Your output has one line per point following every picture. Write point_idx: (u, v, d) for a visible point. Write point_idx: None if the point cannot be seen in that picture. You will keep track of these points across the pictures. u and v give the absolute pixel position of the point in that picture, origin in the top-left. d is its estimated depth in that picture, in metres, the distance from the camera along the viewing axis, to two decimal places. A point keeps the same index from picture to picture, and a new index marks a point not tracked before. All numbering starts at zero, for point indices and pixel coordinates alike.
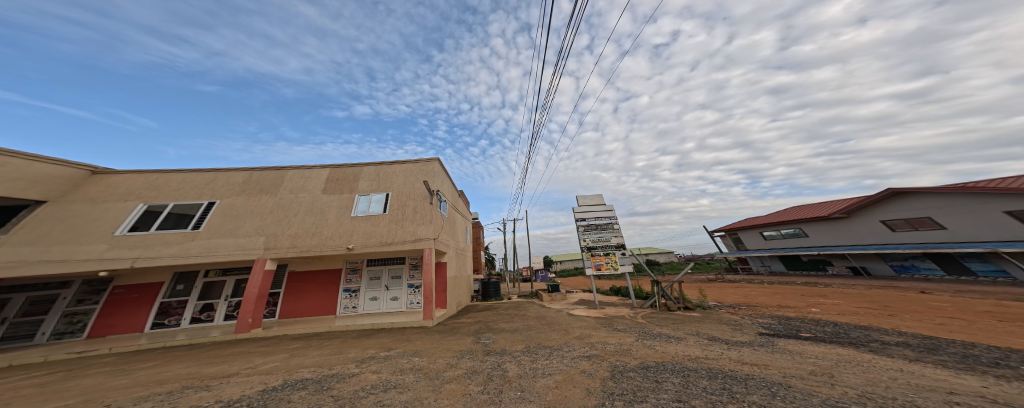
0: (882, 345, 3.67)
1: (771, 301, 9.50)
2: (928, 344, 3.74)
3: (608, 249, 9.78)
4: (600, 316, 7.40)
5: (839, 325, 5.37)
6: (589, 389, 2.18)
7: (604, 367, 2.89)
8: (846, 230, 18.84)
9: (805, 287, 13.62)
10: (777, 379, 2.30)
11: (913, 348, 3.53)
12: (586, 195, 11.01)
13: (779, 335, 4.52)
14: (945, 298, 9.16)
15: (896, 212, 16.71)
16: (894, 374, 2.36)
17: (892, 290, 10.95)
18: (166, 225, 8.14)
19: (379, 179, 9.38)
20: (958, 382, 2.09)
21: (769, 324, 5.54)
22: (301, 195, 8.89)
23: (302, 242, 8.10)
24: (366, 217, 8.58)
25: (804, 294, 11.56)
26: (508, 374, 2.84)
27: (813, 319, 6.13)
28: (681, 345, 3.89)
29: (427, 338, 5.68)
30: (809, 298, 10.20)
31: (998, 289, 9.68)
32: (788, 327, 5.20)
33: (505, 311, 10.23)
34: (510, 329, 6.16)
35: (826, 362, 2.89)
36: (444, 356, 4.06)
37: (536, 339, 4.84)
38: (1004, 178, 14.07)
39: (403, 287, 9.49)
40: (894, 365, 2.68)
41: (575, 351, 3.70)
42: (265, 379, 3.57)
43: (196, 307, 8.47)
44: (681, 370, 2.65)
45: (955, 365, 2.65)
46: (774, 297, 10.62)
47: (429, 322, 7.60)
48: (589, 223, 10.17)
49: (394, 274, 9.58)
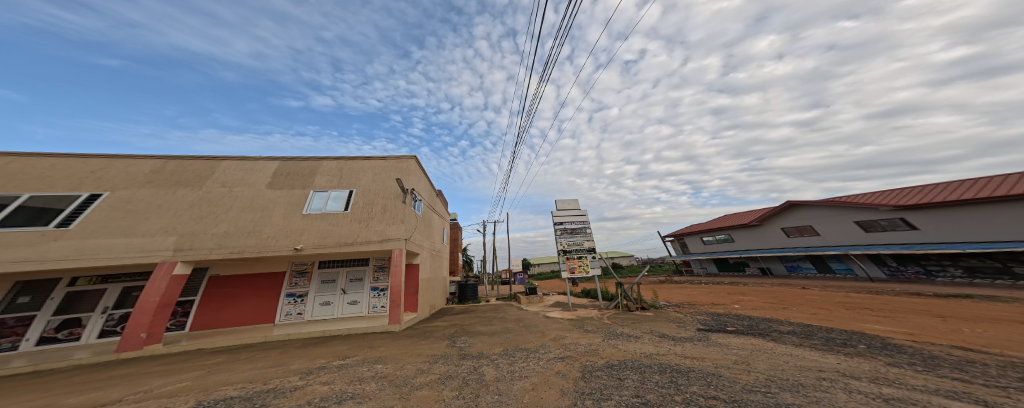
0: (779, 334, 4.72)
1: (706, 299, 11.38)
2: (806, 330, 4.95)
3: (576, 253, 10.39)
4: (573, 318, 7.90)
5: (753, 318, 6.72)
6: (562, 389, 2.36)
7: (577, 367, 3.14)
8: (759, 235, 23.23)
9: (730, 286, 16.56)
10: (711, 369, 2.79)
11: (798, 334, 4.61)
12: (564, 200, 11.41)
13: (713, 330, 5.45)
14: (819, 292, 12.08)
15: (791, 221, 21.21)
16: (787, 358, 3.07)
17: (785, 286, 14.06)
18: (10, 222, 6.01)
19: (342, 174, 8.39)
20: (825, 360, 2.83)
21: (704, 320, 6.61)
22: (235, 188, 7.50)
23: (233, 242, 6.83)
24: (323, 215, 7.61)
25: (730, 292, 14.04)
26: (485, 377, 2.89)
27: (736, 314, 7.53)
28: (639, 343, 4.43)
29: (395, 343, 5.41)
30: (732, 295, 12.46)
31: (849, 285, 13.15)
32: (717, 322, 6.31)
33: (480, 314, 10.23)
34: (485, 332, 6.22)
35: (747, 352, 3.55)
36: (414, 362, 3.92)
37: (513, 342, 4.96)
38: (857, 196, 18.90)
39: (364, 290, 8.68)
40: (788, 350, 3.47)
41: (549, 353, 3.91)
42: (170, 402, 3.02)
43: (49, 324, 6.51)
44: (638, 367, 3.02)
45: (823, 346, 3.56)
46: (708, 296, 12.73)
47: (395, 327, 7.11)
48: (565, 227, 10.64)
49: (355, 277, 8.74)
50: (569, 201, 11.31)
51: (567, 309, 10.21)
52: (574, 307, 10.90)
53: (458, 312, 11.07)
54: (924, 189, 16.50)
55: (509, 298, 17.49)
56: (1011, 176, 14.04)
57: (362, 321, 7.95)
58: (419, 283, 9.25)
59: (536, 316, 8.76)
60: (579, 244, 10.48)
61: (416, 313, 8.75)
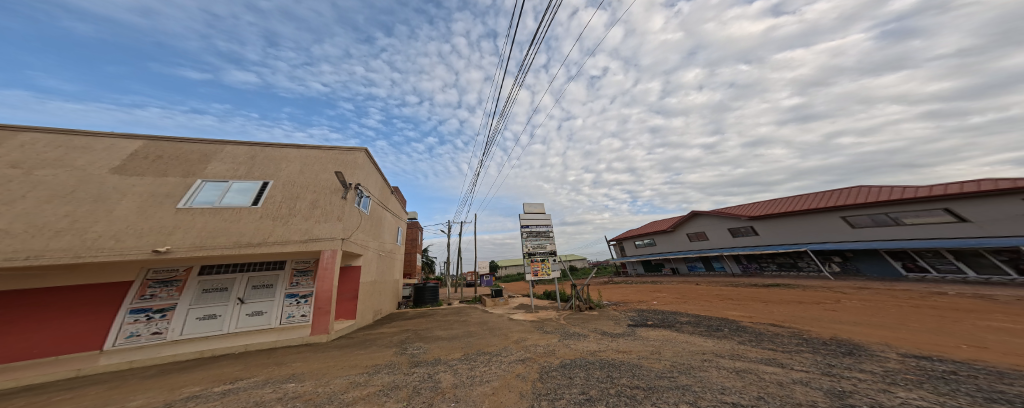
0: (681, 325, 6.06)
1: (635, 297, 13.74)
2: (698, 320, 6.49)
3: (540, 256, 10.71)
4: (535, 320, 8.36)
5: (666, 312, 8.42)
6: (521, 392, 2.48)
7: (535, 368, 3.29)
8: (672, 239, 28.99)
9: (652, 284, 20.35)
10: (638, 360, 3.31)
11: (693, 324, 5.99)
12: (532, 203, 11.71)
13: (639, 325, 6.60)
14: (709, 286, 15.94)
15: (692, 227, 27.20)
16: (684, 345, 3.97)
17: (687, 284, 18.08)
18: None
19: (258, 163, 7.54)
20: (709, 344, 3.78)
21: (633, 317, 7.93)
22: (52, 173, 5.99)
23: (37, 243, 5.24)
24: (213, 208, 6.47)
25: (653, 290, 17.19)
26: (441, 385, 2.86)
27: (656, 309, 9.26)
28: (586, 341, 4.94)
29: (319, 356, 4.80)
30: (654, 292, 15.24)
31: (726, 280, 17.73)
32: (642, 318, 7.69)
33: (435, 318, 9.79)
34: (438, 337, 6.07)
35: (658, 342, 4.38)
36: (346, 375, 3.57)
37: (476, 345, 4.99)
38: (734, 208, 25.41)
39: (276, 297, 7.17)
40: (687, 338, 4.45)
41: (510, 356, 4.04)
42: None
43: None
44: (584, 364, 3.39)
45: (707, 333, 4.72)
46: (637, 294, 15.26)
47: (323, 336, 6.49)
48: (531, 230, 10.95)
49: (261, 283, 7.24)
50: (535, 204, 11.59)
51: (530, 311, 10.62)
52: (536, 308, 11.40)
53: (418, 316, 10.48)
54: (765, 204, 23.46)
55: (472, 301, 17.16)
56: (806, 196, 21.26)
57: (270, 336, 6.65)
58: (359, 286, 8.54)
59: (500, 318, 8.88)
60: (543, 247, 10.82)
61: (355, 320, 8.02)
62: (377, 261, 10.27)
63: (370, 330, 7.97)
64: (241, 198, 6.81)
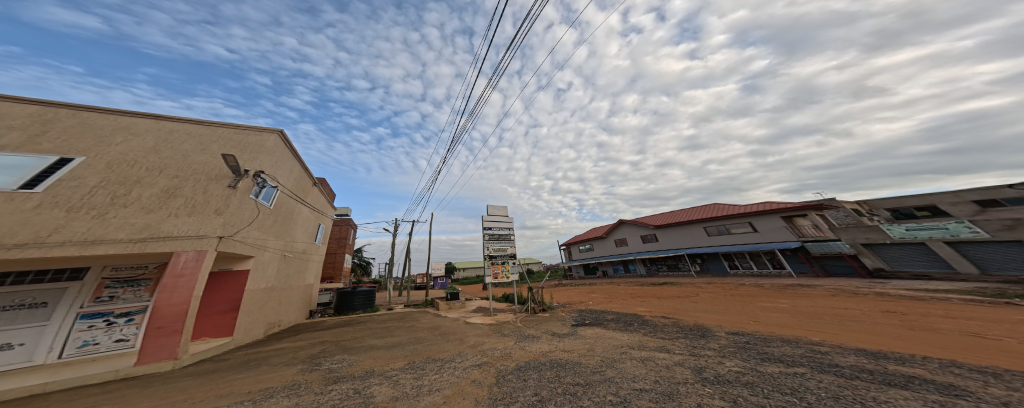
0: (607, 322, 7.08)
1: (578, 298, 15.36)
2: (618, 317, 7.77)
3: (500, 259, 10.59)
4: (495, 321, 8.40)
5: (598, 311, 9.69)
6: (477, 398, 2.44)
7: (492, 372, 3.25)
8: (604, 243, 33.82)
9: (590, 286, 23.25)
10: (576, 357, 3.47)
11: (614, 321, 7.06)
12: (495, 206, 11.55)
13: (581, 324, 7.39)
14: (631, 286, 19.26)
15: (617, 234, 32.48)
16: (608, 340, 4.52)
17: (615, 285, 21.44)
18: None
19: (69, 128, 5.30)
20: (625, 338, 4.52)
21: (577, 317, 8.83)
22: None
23: None
24: None
25: (593, 291, 19.57)
26: (379, 399, 2.65)
27: (593, 309, 10.56)
28: (540, 342, 5.10)
29: (155, 392, 3.63)
30: (589, 293, 17.39)
31: (642, 280, 21.79)
32: (582, 317, 8.64)
33: (365, 326, 8.75)
34: (368, 347, 5.46)
35: (591, 339, 4.72)
36: (224, 403, 2.90)
37: (425, 352, 4.73)
38: (646, 218, 31.62)
39: (54, 322, 4.83)
40: (611, 334, 5.07)
41: (466, 362, 3.91)
42: None
43: None
44: (538, 365, 3.34)
45: (627, 327, 5.56)
46: (583, 295, 17.02)
47: (168, 363, 5.03)
48: (493, 233, 10.76)
49: (12, 302, 4.64)
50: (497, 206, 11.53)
51: (488, 314, 10.55)
52: (496, 311, 11.39)
53: (347, 324, 9.20)
54: (664, 215, 30.07)
55: (422, 305, 15.92)
56: (688, 210, 28.34)
57: (10, 382, 4.15)
58: (244, 294, 7.07)
59: (456, 322, 8.52)
60: (504, 251, 10.76)
61: (233, 336, 6.59)
62: (276, 262, 8.77)
63: (249, 349, 6.35)
64: (4, 176, 4.51)
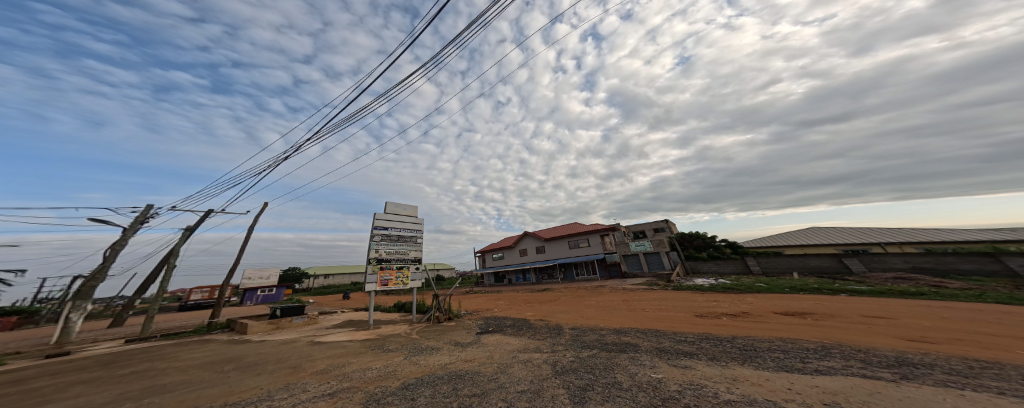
0: (505, 329, 7.17)
1: (484, 306, 15.68)
2: (514, 324, 8.18)
3: (397, 263, 9.59)
4: (372, 337, 7.26)
5: (502, 318, 10.12)
6: None
7: (358, 400, 2.73)
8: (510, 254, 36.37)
9: (499, 293, 23.95)
10: (475, 367, 3.43)
11: (506, 328, 7.54)
12: (401, 204, 10.41)
13: (484, 332, 7.49)
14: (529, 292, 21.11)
15: (521, 245, 35.60)
16: (505, 345, 4.76)
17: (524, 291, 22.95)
18: None
19: None
20: (522, 341, 4.88)
21: (484, 324, 8.92)
22: None
23: None
24: None
25: (500, 297, 20.41)
26: None
27: (498, 316, 10.93)
28: (439, 354, 4.74)
29: None
30: (499, 300, 18.00)
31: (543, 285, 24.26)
32: (486, 324, 8.81)
33: (79, 372, 5.53)
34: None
35: (491, 346, 4.80)
36: None
37: (192, 399, 3.27)
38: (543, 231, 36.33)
39: None
40: (506, 339, 5.40)
41: (308, 393, 3.11)
42: None
43: None
44: (432, 380, 3.12)
45: (522, 332, 6.07)
46: (495, 302, 17.40)
47: None
48: (389, 233, 9.62)
49: None
50: (409, 207, 10.50)
51: (367, 329, 9.00)
52: (375, 324, 9.83)
53: (85, 368, 5.74)
54: (554, 229, 35.42)
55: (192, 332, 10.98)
56: (569, 224, 34.51)
57: None
58: None
59: (296, 345, 6.80)
60: (403, 254, 9.81)
61: None
62: None
63: None
64: None
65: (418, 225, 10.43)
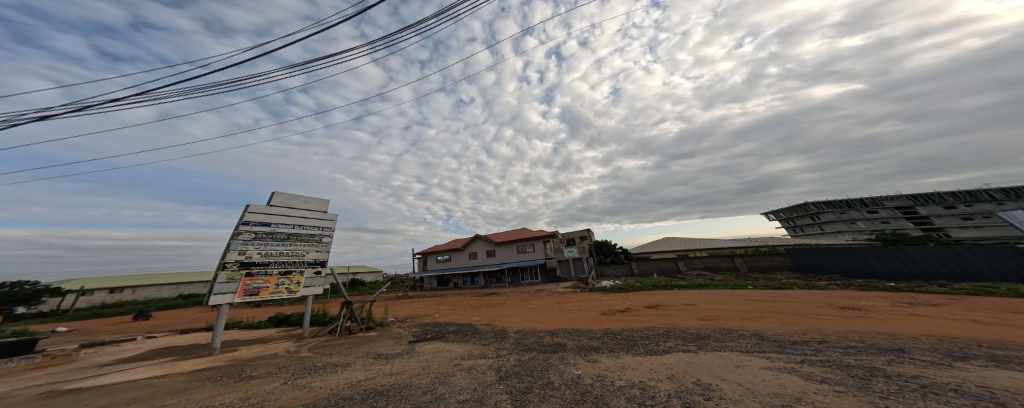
0: (450, 336, 6.51)
1: (423, 311, 13.91)
2: (456, 330, 7.53)
3: (280, 267, 7.27)
4: (219, 365, 4.71)
5: (443, 324, 9.05)
6: None
7: None
8: (460, 257, 34.41)
9: (438, 297, 21.64)
10: (404, 381, 2.77)
11: (436, 334, 7.02)
12: (300, 195, 8.19)
13: (418, 341, 6.38)
14: (467, 298, 19.66)
15: (474, 247, 34.11)
16: (445, 351, 4.32)
17: (467, 296, 21.46)
18: None
19: None
20: (457, 347, 4.61)
21: (418, 332, 7.67)
22: None
23: None
24: None
25: (438, 302, 18.35)
26: None
27: (437, 322, 9.74)
28: (344, 373, 3.64)
29: None
30: (439, 305, 16.40)
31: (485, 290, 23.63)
32: (422, 332, 7.62)
33: None
34: None
35: (428, 355, 4.15)
36: None
37: None
38: (499, 235, 35.84)
39: None
40: (445, 346, 4.95)
41: None
42: None
43: None
44: (337, 403, 2.34)
45: (457, 339, 5.77)
46: (431, 307, 15.79)
47: None
48: (270, 230, 7.24)
49: None
50: (313, 200, 8.45)
51: (212, 353, 5.93)
52: (225, 347, 6.64)
53: None
54: (510, 233, 35.37)
55: None
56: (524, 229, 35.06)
57: None
58: None
59: (15, 398, 3.51)
60: (292, 255, 7.58)
61: None
62: None
63: None
64: None
65: (322, 221, 8.41)
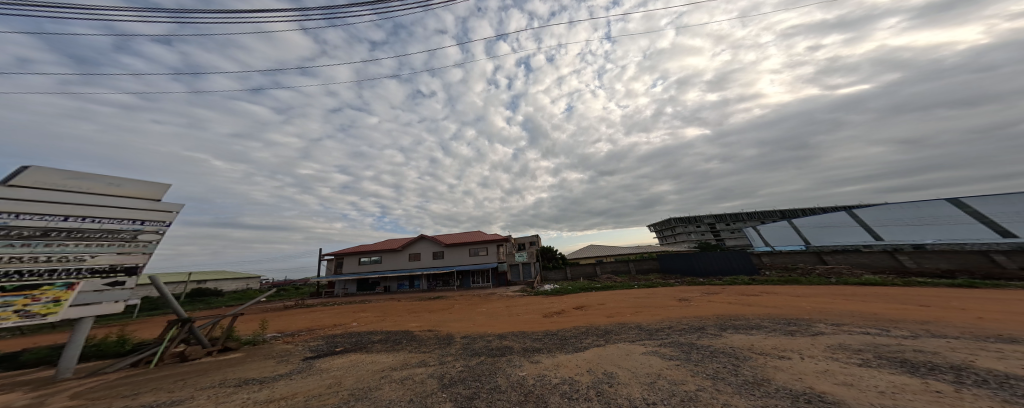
0: (370, 345, 6.12)
1: (328, 321, 11.70)
2: (372, 338, 7.16)
3: (8, 279, 3.41)
4: None
5: (361, 334, 8.20)
6: None
7: None
8: (396, 258, 30.39)
9: (355, 305, 17.90)
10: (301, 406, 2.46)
11: (349, 346, 6.42)
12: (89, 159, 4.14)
13: (319, 356, 5.47)
14: (390, 304, 16.82)
15: (415, 249, 30.56)
16: (366, 366, 4.14)
17: (393, 301, 18.56)
18: None
19: None
20: (382, 361, 4.42)
21: (317, 346, 6.67)
22: None
23: None
24: None
25: (353, 311, 15.14)
26: None
27: (349, 332, 8.71)
28: None
29: None
30: (355, 314, 13.70)
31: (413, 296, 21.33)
32: (329, 345, 6.68)
33: None
34: None
35: (343, 370, 4.05)
36: None
37: None
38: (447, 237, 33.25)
39: None
40: (366, 359, 4.72)
41: None
42: None
43: None
44: None
45: (374, 349, 5.62)
46: (333, 317, 12.96)
47: None
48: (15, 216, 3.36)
49: None
50: (136, 181, 4.62)
51: None
52: None
53: None
54: (459, 236, 33.19)
55: None
56: (476, 233, 33.53)
57: None
58: None
59: None
60: (49, 262, 3.75)
61: None
62: None
63: None
64: None
65: (140, 211, 4.70)
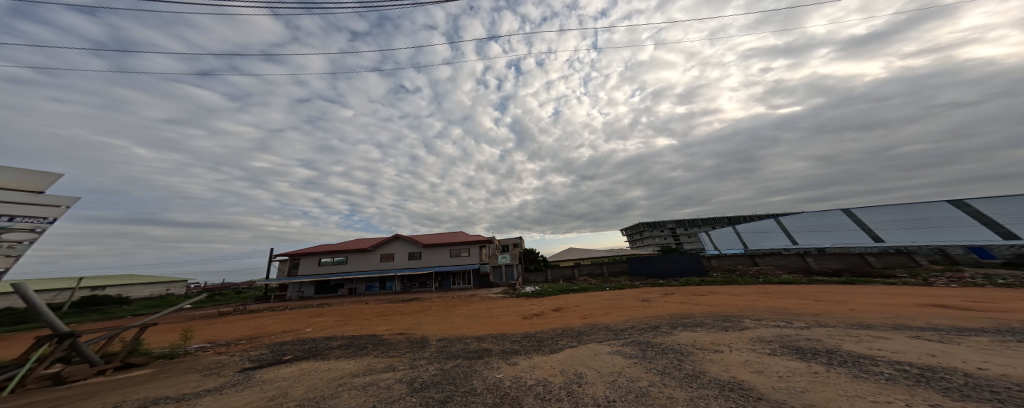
0: (329, 351, 5.35)
1: (276, 327, 10.09)
2: (330, 345, 6.24)
3: None
4: None
5: (318, 340, 7.13)
6: None
7: None
8: (365, 259, 27.97)
9: (311, 309, 15.97)
10: None
11: (300, 354, 5.51)
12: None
13: (260, 367, 4.61)
14: (355, 307, 15.43)
15: (388, 248, 28.43)
16: (321, 374, 3.63)
17: (358, 304, 17.00)
18: None
19: None
20: (342, 368, 3.92)
21: (258, 356, 5.65)
22: None
23: None
24: None
25: (310, 314, 13.39)
26: None
27: (301, 339, 7.54)
28: None
29: None
30: (308, 318, 12.09)
31: (379, 298, 19.72)
32: (274, 354, 5.68)
33: None
34: None
35: (288, 381, 3.46)
36: None
37: None
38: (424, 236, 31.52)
39: None
40: (322, 366, 4.13)
41: None
42: None
43: None
44: None
45: (333, 355, 4.92)
46: (282, 323, 11.29)
47: None
48: None
49: None
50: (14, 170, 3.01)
51: None
52: None
53: None
54: (436, 236, 31.61)
55: None
56: (456, 233, 32.22)
57: None
58: None
59: None
60: None
61: None
62: None
63: None
64: None
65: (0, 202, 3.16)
